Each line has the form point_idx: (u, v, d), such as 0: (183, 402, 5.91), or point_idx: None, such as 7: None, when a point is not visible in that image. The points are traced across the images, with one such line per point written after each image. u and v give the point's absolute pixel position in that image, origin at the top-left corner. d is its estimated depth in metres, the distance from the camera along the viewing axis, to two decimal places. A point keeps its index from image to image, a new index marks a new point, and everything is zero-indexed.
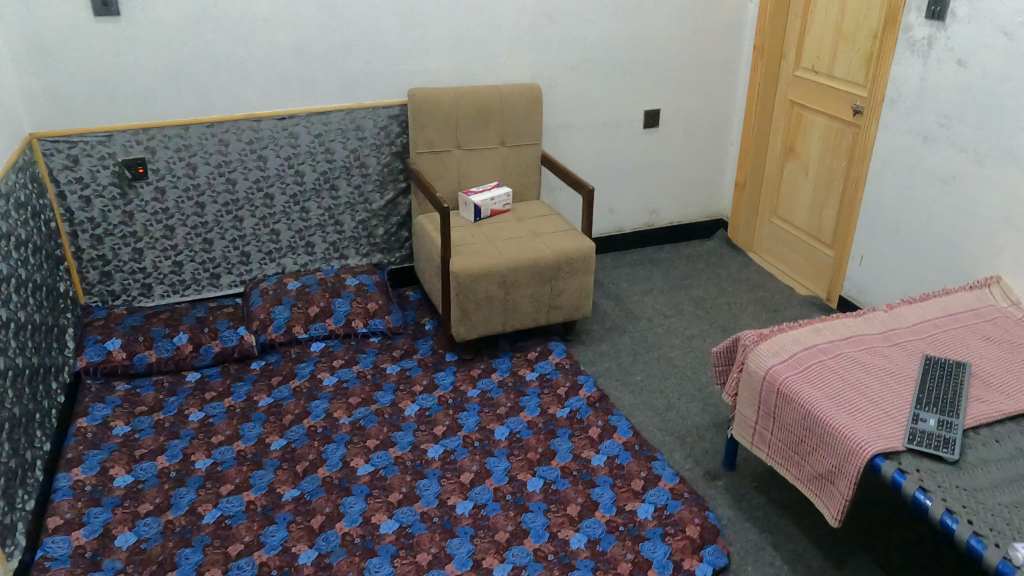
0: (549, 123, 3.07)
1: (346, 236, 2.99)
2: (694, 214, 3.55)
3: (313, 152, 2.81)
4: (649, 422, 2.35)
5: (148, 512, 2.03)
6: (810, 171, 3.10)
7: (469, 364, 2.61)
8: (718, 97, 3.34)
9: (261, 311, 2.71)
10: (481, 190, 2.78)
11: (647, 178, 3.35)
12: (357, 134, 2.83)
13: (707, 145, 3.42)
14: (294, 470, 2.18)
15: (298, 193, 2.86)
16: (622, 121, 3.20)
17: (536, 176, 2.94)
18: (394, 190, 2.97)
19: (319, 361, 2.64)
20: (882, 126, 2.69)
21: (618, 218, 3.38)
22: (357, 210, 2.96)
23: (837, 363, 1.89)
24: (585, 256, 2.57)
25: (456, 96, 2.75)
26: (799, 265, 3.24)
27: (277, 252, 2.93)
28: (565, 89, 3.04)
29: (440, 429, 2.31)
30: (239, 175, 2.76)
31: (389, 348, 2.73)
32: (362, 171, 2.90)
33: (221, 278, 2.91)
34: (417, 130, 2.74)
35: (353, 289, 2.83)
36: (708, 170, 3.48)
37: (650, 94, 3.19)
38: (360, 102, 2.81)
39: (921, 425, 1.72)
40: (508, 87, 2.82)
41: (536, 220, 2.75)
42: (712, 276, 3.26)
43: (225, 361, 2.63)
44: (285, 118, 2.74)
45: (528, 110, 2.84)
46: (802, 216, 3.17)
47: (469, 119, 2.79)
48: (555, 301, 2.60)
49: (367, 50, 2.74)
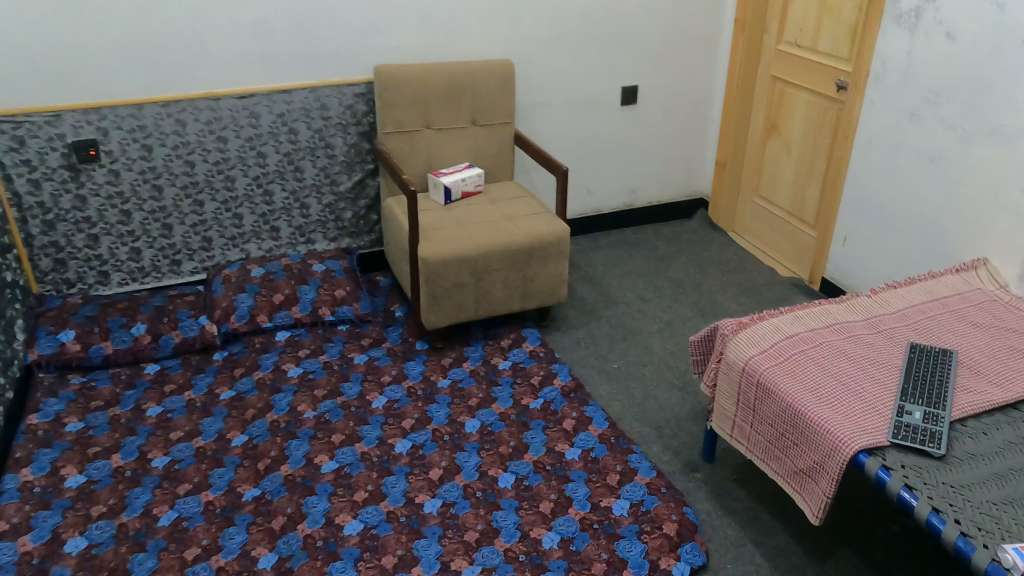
0: (523, 101, 2.95)
1: (313, 220, 2.86)
2: (674, 194, 3.45)
3: (276, 133, 2.67)
4: (626, 413, 2.26)
5: (101, 514, 1.93)
6: (793, 149, 3.01)
7: (440, 353, 2.51)
8: (698, 73, 3.23)
9: (223, 299, 2.59)
10: (452, 172, 2.66)
11: (626, 157, 3.25)
12: (322, 113, 2.70)
13: (688, 122, 3.31)
14: (256, 467, 2.07)
15: (261, 175, 2.72)
16: (600, 98, 3.08)
17: (510, 156, 2.82)
18: (362, 171, 2.84)
19: (284, 352, 2.53)
20: (867, 102, 2.60)
21: (597, 198, 3.28)
22: (323, 192, 2.83)
23: (819, 352, 1.81)
24: (560, 240, 2.47)
25: (424, 73, 2.63)
26: (781, 246, 3.16)
27: (240, 237, 2.80)
28: (540, 65, 2.92)
29: (408, 423, 2.21)
30: (198, 157, 2.62)
31: (357, 336, 2.62)
32: (328, 152, 2.77)
33: (182, 265, 2.77)
34: (384, 109, 2.61)
35: (319, 276, 2.72)
36: (688, 149, 3.38)
37: (629, 70, 3.08)
38: (324, 80, 2.68)
39: (906, 418, 1.66)
40: (479, 63, 2.70)
41: (509, 202, 2.64)
42: (693, 258, 3.17)
43: (186, 352, 2.52)
44: (246, 97, 2.60)
45: (500, 87, 2.72)
46: (784, 195, 3.09)
47: (439, 97, 2.66)
48: (529, 287, 2.50)
49: (330, 24, 2.60)
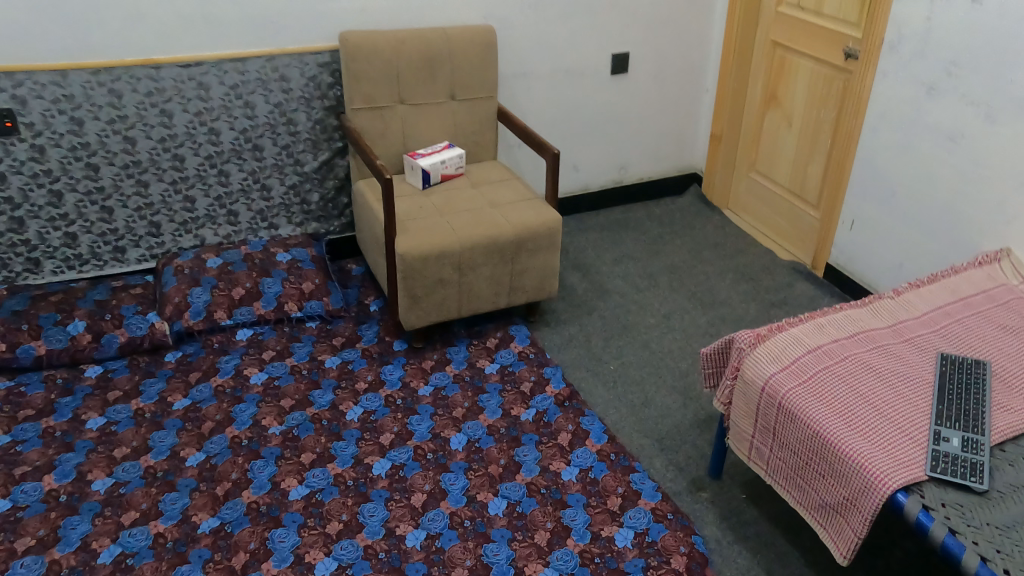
0: (506, 71, 2.66)
1: (275, 204, 2.56)
2: (665, 168, 3.16)
3: (228, 106, 2.38)
4: (625, 423, 2.09)
5: (28, 549, 1.70)
6: (794, 122, 2.72)
7: (421, 354, 2.28)
8: (691, 37, 2.91)
9: (175, 294, 2.32)
10: (430, 152, 2.41)
11: (617, 130, 2.97)
12: (281, 85, 2.40)
13: (681, 92, 3.01)
14: (214, 492, 1.84)
15: (214, 154, 2.43)
16: (588, 67, 2.80)
17: (492, 134, 2.56)
18: (330, 150, 2.54)
19: (246, 354, 2.26)
20: (879, 74, 2.31)
21: (584, 176, 3.01)
22: (286, 173, 2.53)
23: (845, 369, 1.63)
24: (551, 230, 2.25)
25: (396, 41, 2.35)
26: (780, 226, 2.90)
27: (193, 223, 2.51)
28: (524, 29, 2.62)
29: (387, 438, 1.99)
30: (138, 132, 2.33)
31: (328, 335, 2.35)
32: (290, 128, 2.47)
33: (126, 252, 2.48)
34: (351, 82, 2.33)
35: (285, 266, 2.44)
36: (682, 121, 3.09)
37: (619, 36, 2.78)
38: (282, 48, 2.38)
39: (944, 446, 1.49)
40: (457, 30, 2.42)
41: (493, 186, 2.40)
42: (687, 238, 2.95)
43: (132, 352, 2.25)
44: (192, 66, 2.31)
45: (481, 57, 2.45)
46: (784, 172, 2.82)
47: (413, 69, 2.39)
48: (516, 282, 2.28)
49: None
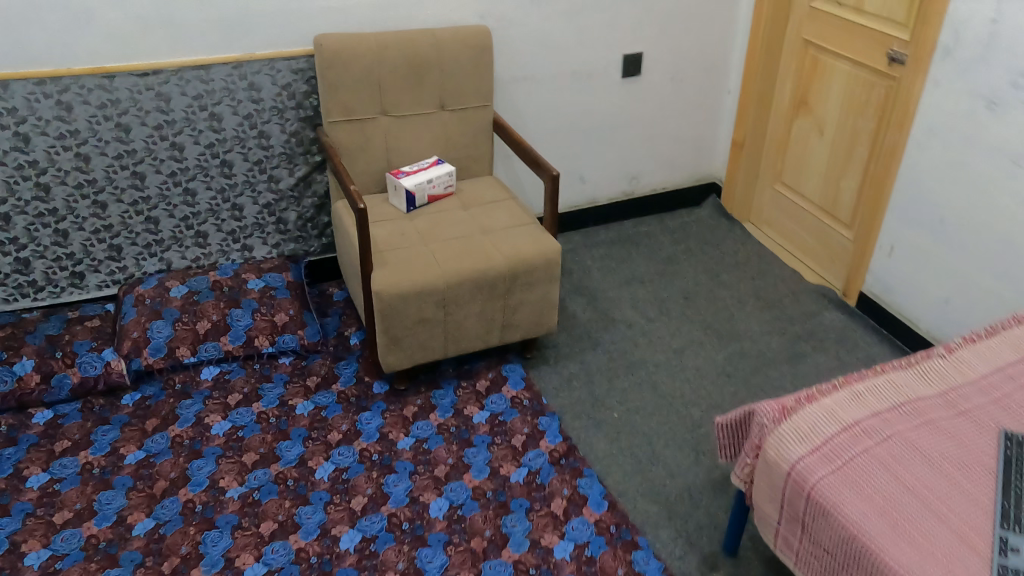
0: (504, 75, 2.34)
1: (247, 224, 2.29)
2: (681, 179, 2.86)
3: (192, 119, 2.09)
4: (630, 485, 1.85)
5: None
6: (825, 132, 2.41)
7: (403, 399, 2.05)
8: (713, 32, 2.56)
9: (134, 328, 2.08)
10: (416, 170, 2.15)
11: (628, 137, 2.65)
12: (250, 95, 2.10)
13: (699, 93, 2.68)
14: (160, 570, 1.62)
15: (177, 171, 2.14)
16: (597, 70, 2.46)
17: (487, 146, 2.28)
18: (307, 165, 2.26)
19: (210, 398, 2.03)
20: (930, 83, 1.98)
21: (591, 188, 2.70)
22: (258, 190, 2.25)
23: (889, 452, 1.36)
24: (549, 263, 1.99)
25: (378, 44, 2.06)
26: (807, 245, 2.61)
27: (157, 246, 2.24)
28: (526, 28, 2.29)
29: (359, 503, 1.77)
30: (92, 149, 2.04)
31: (302, 374, 2.12)
32: (262, 142, 2.18)
33: (85, 278, 2.22)
34: (327, 90, 2.04)
35: (256, 295, 2.19)
36: (699, 127, 2.76)
37: (632, 34, 2.44)
38: (251, 53, 2.07)
39: (1012, 560, 1.20)
40: (447, 32, 2.13)
41: (485, 207, 2.14)
42: (704, 256, 2.68)
43: (87, 394, 2.02)
44: (150, 74, 2.01)
45: (474, 63, 2.15)
46: (815, 186, 2.51)
47: (396, 77, 2.09)
48: (509, 318, 2.03)
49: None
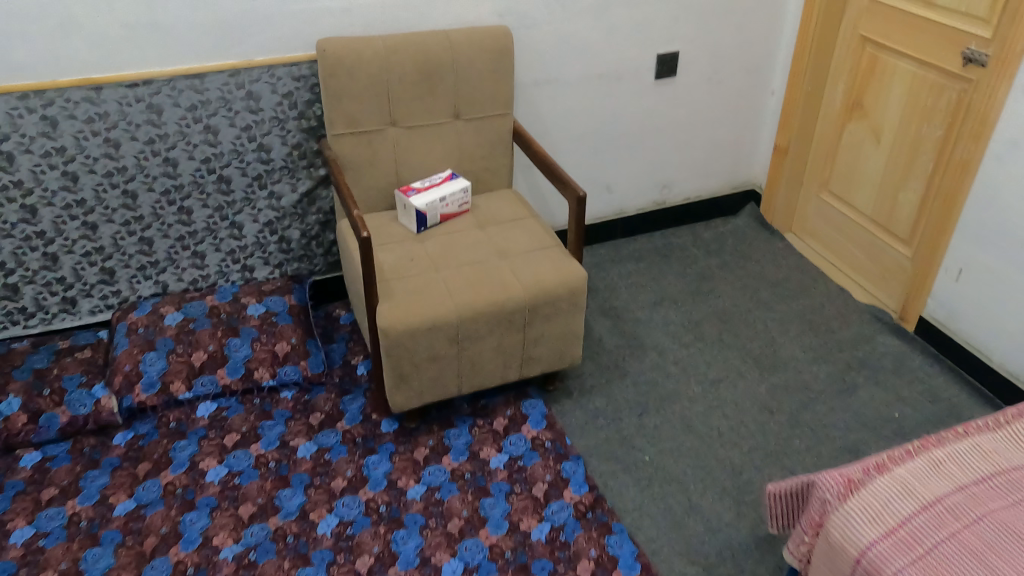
0: (524, 79, 2.13)
1: (248, 243, 2.10)
2: (716, 187, 2.64)
3: (186, 132, 1.88)
4: (665, 542, 1.65)
5: None
6: (882, 139, 2.19)
7: (413, 439, 1.87)
8: (756, 27, 2.34)
9: (126, 361, 1.90)
10: (427, 186, 1.95)
11: (660, 144, 2.44)
12: (248, 105, 1.90)
13: (737, 95, 2.45)
14: None
15: (172, 189, 1.95)
16: (627, 71, 2.25)
17: (506, 158, 2.08)
18: (311, 179, 2.06)
19: (205, 438, 1.86)
20: (1017, 89, 1.75)
21: (619, 198, 2.49)
22: (259, 207, 2.05)
23: (980, 538, 1.14)
24: (573, 292, 1.80)
25: (386, 48, 1.85)
26: (858, 261, 2.40)
27: (152, 267, 2.05)
28: (549, 26, 2.07)
29: (365, 563, 1.59)
30: (79, 166, 1.84)
31: (305, 409, 1.95)
32: (261, 156, 1.98)
33: (77, 303, 2.03)
34: (331, 100, 1.84)
35: (256, 322, 2.02)
36: (738, 130, 2.53)
37: (666, 32, 2.22)
38: (248, 60, 1.86)
39: None
40: (463, 34, 1.92)
41: (504, 227, 1.95)
42: (742, 272, 2.47)
43: (77, 434, 1.85)
44: (140, 85, 1.80)
45: (493, 68, 1.95)
46: (868, 197, 2.30)
47: (407, 84, 1.89)
48: (529, 352, 1.85)
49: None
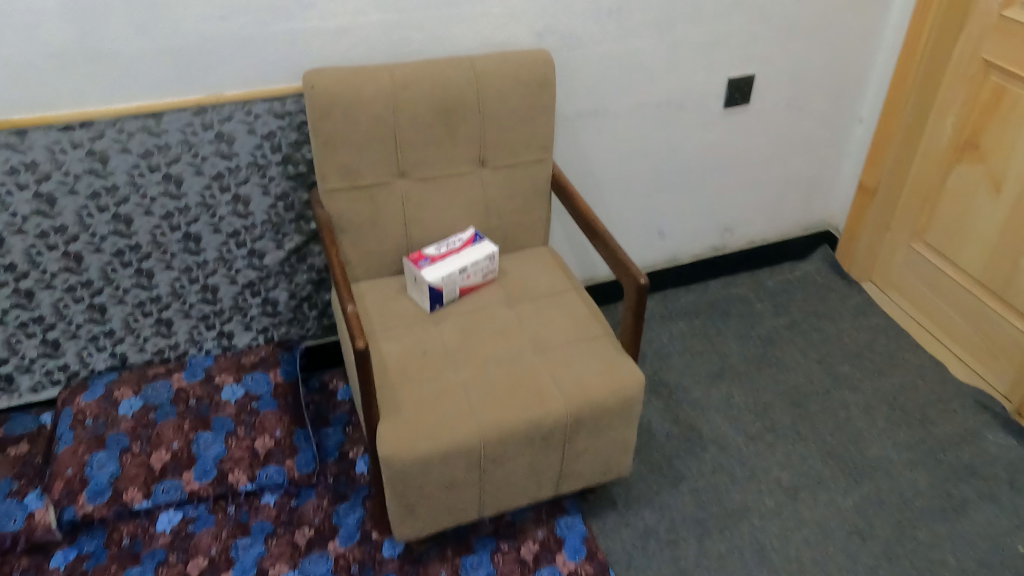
0: (566, 112, 1.72)
1: (224, 307, 1.74)
2: (785, 229, 2.23)
3: (139, 183, 1.52)
4: None
5: None
6: (1002, 189, 1.75)
7: (421, 570, 1.51)
8: (849, 47, 1.90)
9: (69, 463, 1.56)
10: (445, 252, 1.56)
11: (723, 184, 2.03)
12: (218, 149, 1.53)
13: (821, 126, 2.02)
14: None
15: (125, 249, 1.59)
16: (690, 99, 1.82)
17: (541, 212, 1.68)
18: (300, 234, 1.70)
19: (164, 563, 1.51)
20: None
21: (672, 245, 2.10)
22: (236, 267, 1.70)
23: None
24: (627, 403, 1.42)
25: (393, 83, 1.45)
26: (959, 329, 1.97)
27: (105, 338, 1.70)
28: (599, 48, 1.65)
29: None
30: (5, 226, 1.49)
31: (290, 522, 1.60)
32: (238, 209, 1.61)
33: (15, 379, 1.70)
34: (321, 149, 1.45)
35: (232, 411, 1.67)
36: (816, 166, 2.11)
37: (740, 52, 1.79)
38: (218, 94, 1.48)
39: None
40: (492, 63, 1.51)
41: (539, 307, 1.56)
42: (816, 335, 2.07)
43: (3, 554, 1.51)
44: (76, 127, 1.43)
45: (529, 106, 1.54)
46: (977, 255, 1.86)
47: (419, 127, 1.49)
48: (568, 471, 1.47)
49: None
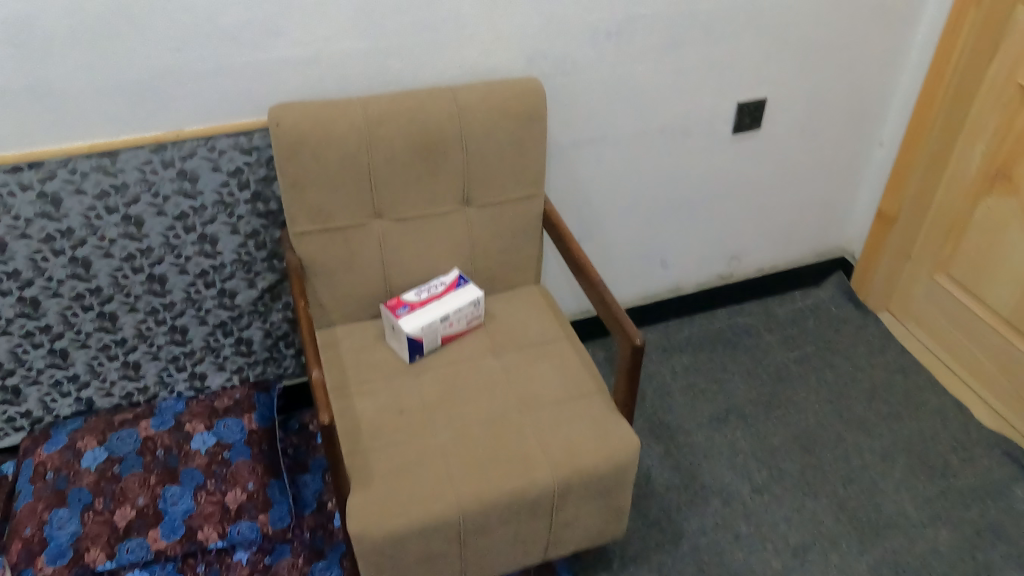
0: (561, 141, 1.59)
1: (194, 348, 1.64)
2: (797, 255, 2.10)
3: (96, 225, 1.41)
4: None
5: None
6: None
7: None
8: (870, 66, 1.75)
9: (27, 521, 1.47)
10: (426, 298, 1.45)
11: (731, 211, 1.90)
12: (180, 188, 1.42)
13: (837, 149, 1.88)
14: None
15: (85, 293, 1.49)
16: (696, 125, 1.69)
17: (532, 251, 1.56)
18: (273, 273, 1.59)
19: None
20: None
21: (675, 274, 1.97)
22: (206, 308, 1.59)
23: None
24: (620, 470, 1.31)
25: (368, 119, 1.33)
26: (984, 369, 1.83)
27: (69, 383, 1.60)
28: (596, 74, 1.52)
29: None
30: None
31: None
32: (205, 248, 1.51)
33: None
34: (290, 191, 1.33)
35: (202, 462, 1.57)
36: (831, 189, 1.97)
37: (751, 74, 1.65)
38: (178, 130, 1.38)
39: None
40: (477, 94, 1.38)
41: (528, 358, 1.45)
42: (830, 371, 1.94)
43: None
44: (24, 168, 1.33)
45: (517, 140, 1.42)
46: (1005, 293, 1.73)
47: (397, 166, 1.37)
48: (558, 539, 1.36)
49: (168, 24, 1.26)
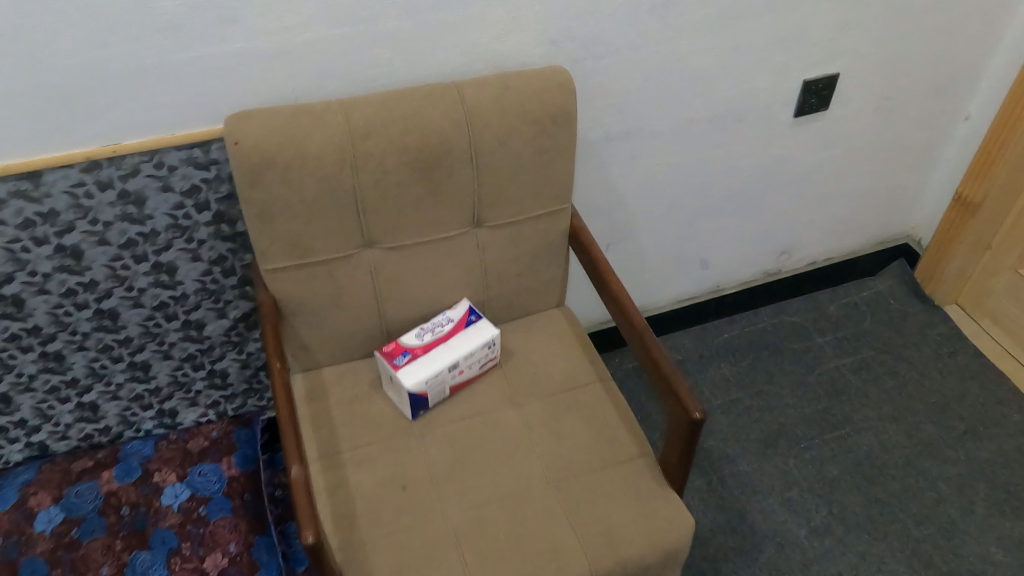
0: (591, 137, 1.31)
1: (161, 384, 1.40)
2: (854, 244, 1.83)
3: (24, 259, 1.14)
4: None
5: None
6: None
7: None
8: (962, 29, 1.44)
9: None
10: (431, 340, 1.20)
11: (785, 202, 1.62)
12: (124, 213, 1.15)
13: (912, 126, 1.59)
14: None
15: (21, 334, 1.23)
16: (754, 108, 1.40)
17: (556, 274, 1.31)
18: (246, 300, 1.34)
19: None
20: None
21: (717, 272, 1.72)
22: (169, 342, 1.34)
23: None
24: (669, 558, 1.08)
25: (353, 131, 1.05)
26: None
27: (16, 429, 1.36)
28: (637, 55, 1.22)
29: None
30: None
31: None
32: (162, 278, 1.25)
33: None
34: (257, 223, 1.06)
35: (175, 522, 1.36)
36: (900, 172, 1.69)
37: (824, 45, 1.34)
38: (114, 143, 1.10)
39: None
40: (489, 92, 1.09)
41: (552, 410, 1.21)
42: (893, 382, 1.70)
43: None
44: None
45: (540, 148, 1.14)
46: None
47: (391, 187, 1.09)
48: None
49: (84, 13, 0.96)
